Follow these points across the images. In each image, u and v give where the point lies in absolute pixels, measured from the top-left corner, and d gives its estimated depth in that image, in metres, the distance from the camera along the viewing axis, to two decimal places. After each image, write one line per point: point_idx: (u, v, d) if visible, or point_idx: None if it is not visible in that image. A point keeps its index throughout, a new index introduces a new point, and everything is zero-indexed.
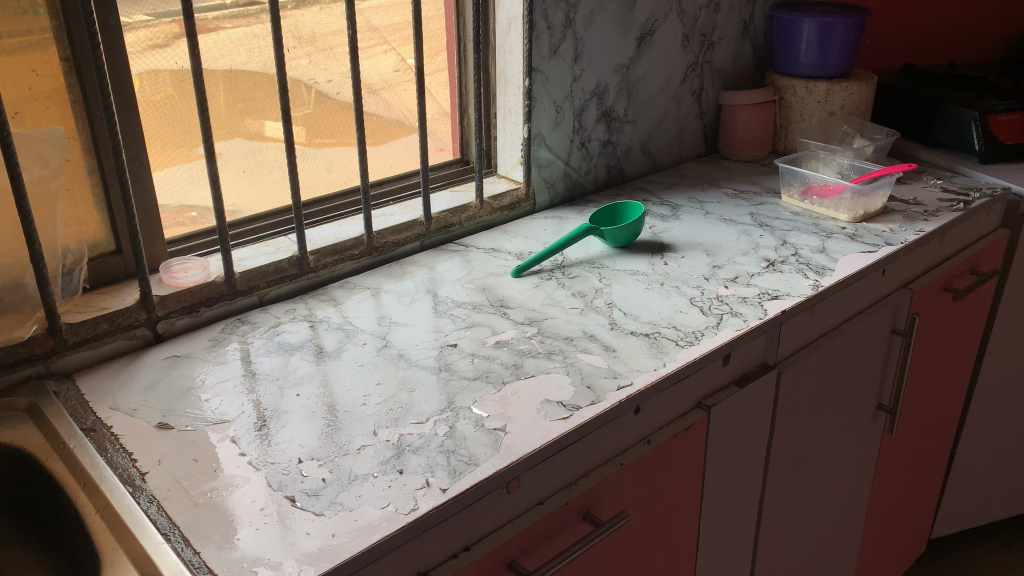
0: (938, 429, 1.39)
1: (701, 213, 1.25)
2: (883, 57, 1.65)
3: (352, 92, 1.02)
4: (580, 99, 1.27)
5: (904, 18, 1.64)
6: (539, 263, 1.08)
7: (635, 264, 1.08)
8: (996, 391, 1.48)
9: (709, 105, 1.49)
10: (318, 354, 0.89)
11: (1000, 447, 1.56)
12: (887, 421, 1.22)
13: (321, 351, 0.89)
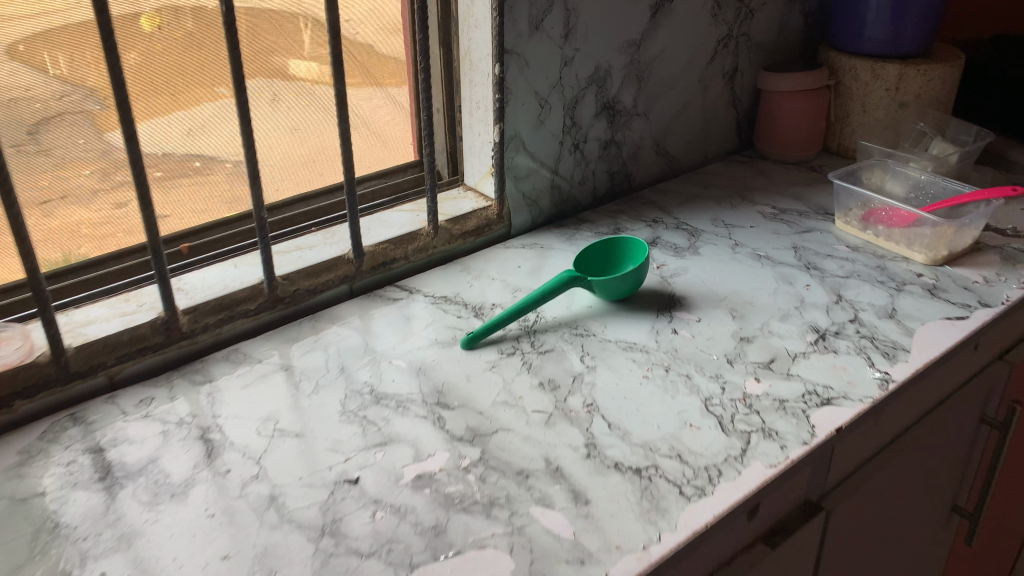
0: None
1: (727, 245, 0.94)
2: (967, 25, 1.31)
3: (238, 93, 0.72)
4: (573, 88, 0.96)
5: None
6: (505, 327, 0.79)
7: (632, 333, 0.78)
8: None
9: (745, 89, 1.17)
10: (160, 492, 0.61)
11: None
12: (960, 525, 0.93)
13: (166, 486, 0.62)
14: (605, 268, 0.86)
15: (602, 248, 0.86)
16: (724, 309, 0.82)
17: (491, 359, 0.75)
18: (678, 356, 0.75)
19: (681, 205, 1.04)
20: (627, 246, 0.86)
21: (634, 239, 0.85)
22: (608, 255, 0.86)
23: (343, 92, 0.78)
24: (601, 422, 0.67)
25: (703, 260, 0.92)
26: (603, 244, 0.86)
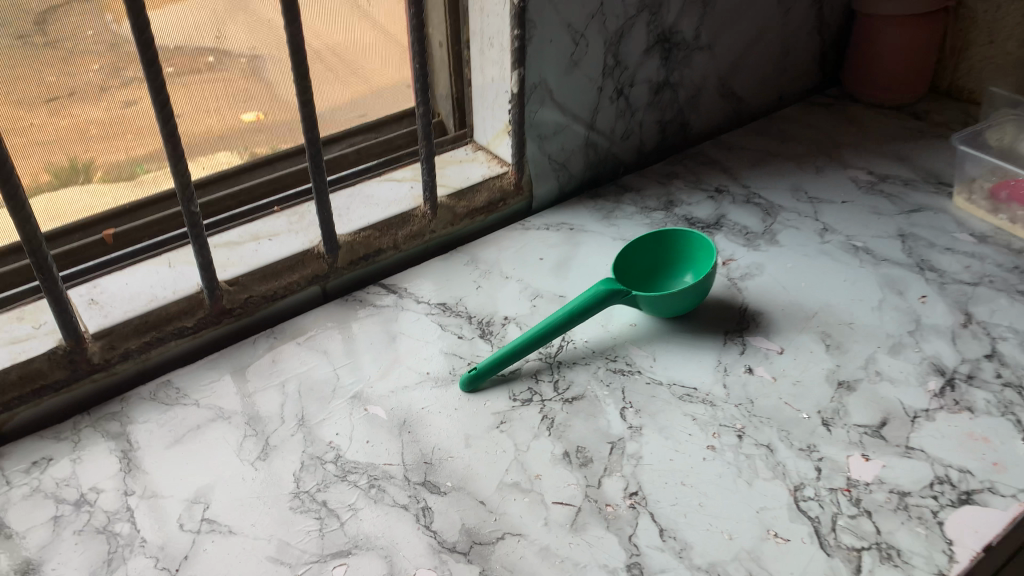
0: None
1: (813, 230, 0.73)
2: None
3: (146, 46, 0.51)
4: (618, 18, 0.72)
5: None
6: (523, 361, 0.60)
7: (690, 371, 0.59)
8: None
9: (837, 11, 0.92)
10: None
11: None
12: None
13: None
14: (656, 271, 0.65)
15: (653, 244, 0.65)
16: (813, 333, 0.62)
17: (500, 410, 0.56)
18: (753, 413, 0.55)
19: (751, 169, 0.82)
20: (687, 244, 0.65)
21: (697, 234, 0.64)
22: (662, 253, 0.65)
23: (300, 36, 0.56)
24: (649, 527, 0.48)
25: (782, 252, 0.70)
26: (655, 239, 0.65)
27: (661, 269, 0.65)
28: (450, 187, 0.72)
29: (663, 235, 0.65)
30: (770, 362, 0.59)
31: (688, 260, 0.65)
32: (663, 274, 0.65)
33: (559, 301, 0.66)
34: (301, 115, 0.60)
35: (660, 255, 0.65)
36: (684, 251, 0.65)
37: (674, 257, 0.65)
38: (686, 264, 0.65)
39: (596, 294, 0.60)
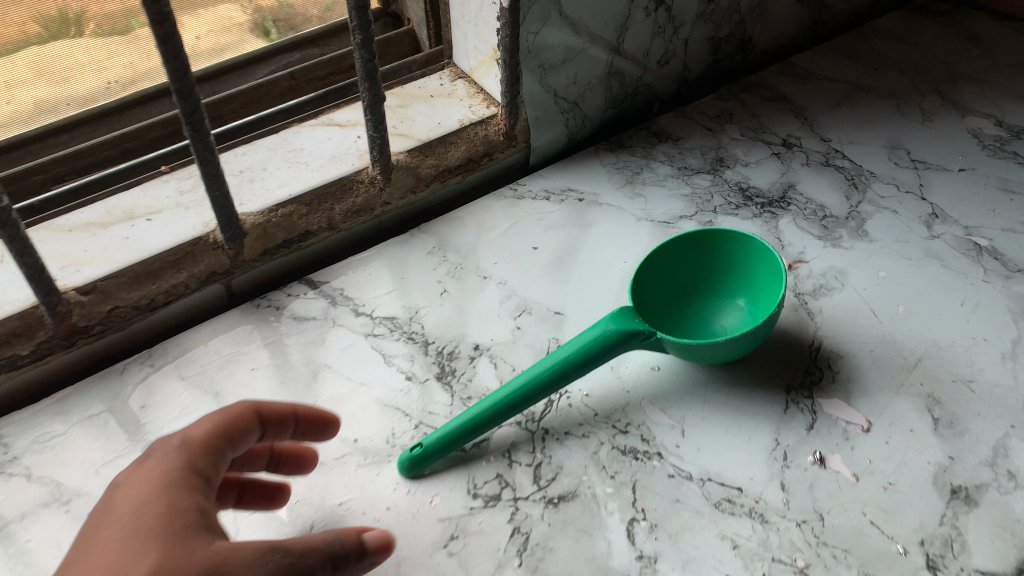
0: None
1: (918, 215, 0.52)
2: None
3: None
4: None
5: None
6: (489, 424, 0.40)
7: (732, 460, 0.40)
8: None
9: None
10: None
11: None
12: None
13: None
14: (687, 296, 0.46)
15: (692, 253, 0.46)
16: (915, 397, 0.43)
17: (452, 512, 0.39)
18: (823, 540, 0.37)
19: (832, 113, 0.60)
20: (741, 253, 0.45)
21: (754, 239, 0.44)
22: (704, 266, 0.46)
23: None
24: None
25: (875, 250, 0.50)
26: (693, 244, 0.46)
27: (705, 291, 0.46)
28: (414, 138, 0.52)
29: (704, 239, 0.46)
30: (850, 448, 0.41)
31: (744, 277, 0.46)
32: (706, 296, 0.46)
33: (553, 320, 0.47)
34: (171, 68, 0.38)
35: (702, 266, 0.46)
36: (738, 264, 0.46)
37: (723, 270, 0.46)
38: (740, 285, 0.46)
39: (603, 332, 0.41)
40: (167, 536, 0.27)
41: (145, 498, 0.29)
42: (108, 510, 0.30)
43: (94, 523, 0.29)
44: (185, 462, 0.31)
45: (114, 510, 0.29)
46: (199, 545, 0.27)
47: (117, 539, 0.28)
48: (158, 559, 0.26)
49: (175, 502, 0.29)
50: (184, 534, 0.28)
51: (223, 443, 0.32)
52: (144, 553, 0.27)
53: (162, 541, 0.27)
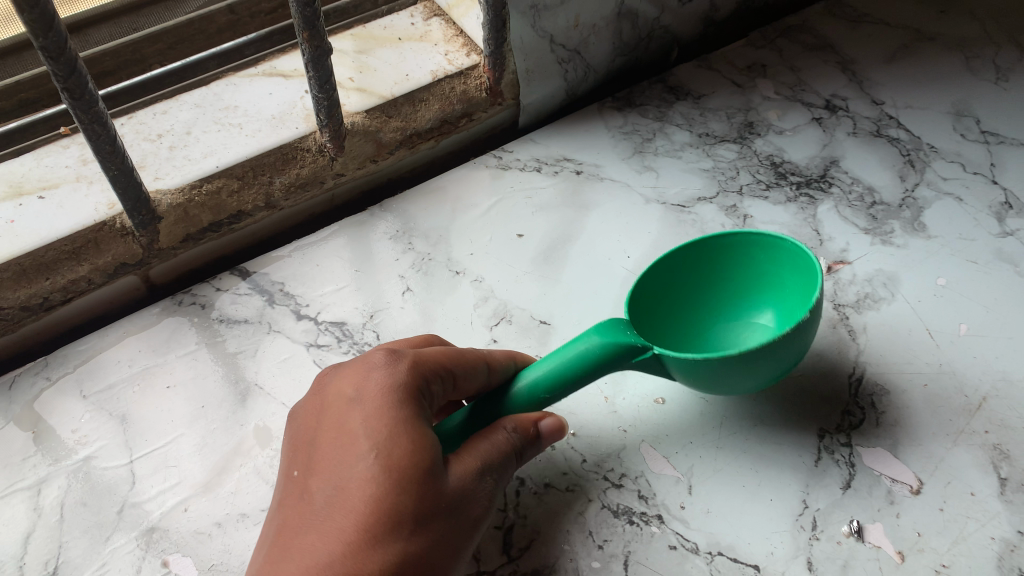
0: None
1: (988, 205, 0.43)
2: None
3: None
4: None
5: None
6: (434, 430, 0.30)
7: (748, 529, 0.33)
8: None
9: None
10: None
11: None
12: None
13: None
14: (695, 278, 0.37)
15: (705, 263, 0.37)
16: (978, 449, 0.34)
17: None
18: None
19: (885, 70, 0.50)
20: (770, 261, 0.36)
21: (786, 240, 0.35)
22: (716, 255, 0.37)
23: None
24: None
25: (931, 248, 0.41)
26: (704, 256, 0.37)
27: (721, 307, 0.37)
28: (375, 95, 0.42)
29: (719, 245, 0.36)
30: (895, 516, 0.33)
31: (776, 291, 0.36)
32: (723, 312, 0.38)
33: (538, 332, 0.38)
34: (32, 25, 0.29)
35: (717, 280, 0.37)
36: (766, 275, 0.37)
37: (746, 284, 0.37)
38: (770, 300, 0.37)
39: (583, 351, 0.31)
40: (410, 481, 0.26)
41: (386, 436, 0.26)
42: (323, 434, 0.28)
43: (308, 450, 0.28)
44: (411, 387, 0.28)
45: (338, 460, 0.26)
46: (439, 489, 0.26)
47: (344, 487, 0.26)
48: (416, 502, 0.25)
49: (422, 437, 0.27)
50: (428, 473, 0.26)
51: (431, 377, 0.29)
52: (385, 495, 0.25)
53: (410, 483, 0.26)
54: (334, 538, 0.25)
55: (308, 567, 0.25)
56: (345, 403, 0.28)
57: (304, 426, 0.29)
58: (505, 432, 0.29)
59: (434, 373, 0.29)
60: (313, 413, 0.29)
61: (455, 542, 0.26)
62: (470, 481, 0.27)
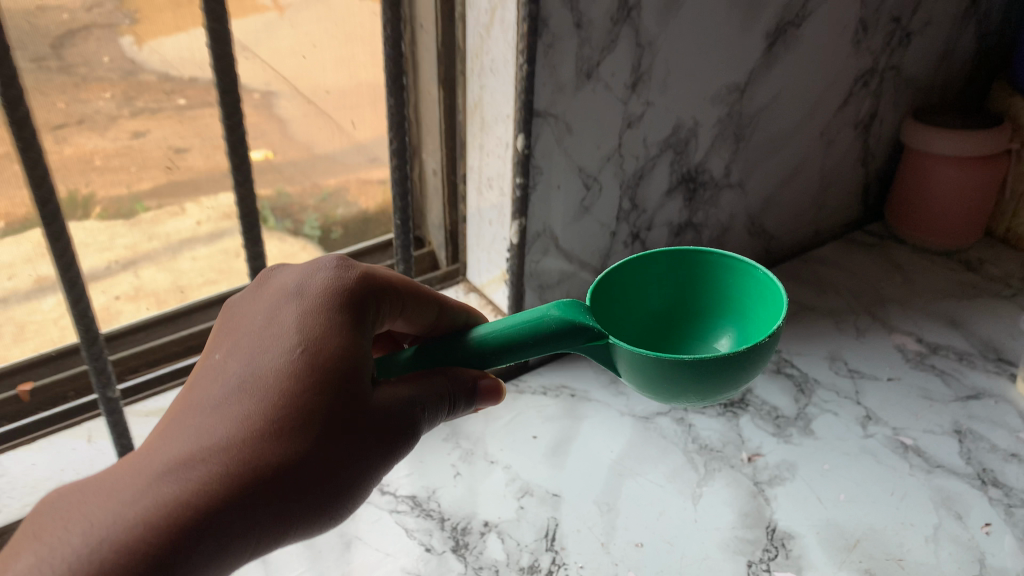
0: None
1: (855, 417, 0.63)
2: None
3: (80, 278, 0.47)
4: (638, 161, 0.63)
5: None
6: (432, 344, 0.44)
7: None
8: None
9: (882, 145, 0.82)
10: None
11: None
12: None
13: None
14: (681, 286, 0.54)
15: (688, 256, 0.53)
16: (854, 571, 0.51)
17: None
18: None
19: (781, 329, 0.72)
20: (741, 274, 0.52)
21: (757, 270, 0.50)
22: (696, 270, 0.53)
23: None
24: None
25: (819, 447, 0.60)
26: (685, 265, 0.53)
27: (699, 308, 0.54)
28: None
29: (698, 260, 0.53)
30: None
31: (738, 307, 0.52)
32: (703, 315, 0.54)
33: (551, 501, 0.55)
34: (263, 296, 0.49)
35: (698, 276, 0.53)
36: (734, 298, 0.53)
37: (718, 285, 0.53)
38: (734, 319, 0.53)
39: (543, 317, 0.43)
40: (323, 389, 0.38)
41: (317, 348, 0.39)
42: (269, 331, 0.41)
43: (251, 337, 0.41)
44: (348, 314, 0.41)
45: (272, 356, 0.39)
46: (353, 397, 0.39)
47: (272, 374, 0.38)
48: (327, 407, 0.38)
49: (347, 352, 0.40)
50: (343, 387, 0.39)
51: (371, 298, 0.43)
52: (302, 394, 0.38)
53: (326, 392, 0.38)
54: (257, 412, 0.38)
55: (232, 429, 0.37)
56: (294, 298, 0.42)
57: (250, 323, 0.42)
58: (444, 376, 0.42)
59: (381, 292, 0.44)
60: (266, 298, 0.43)
61: (352, 442, 0.38)
62: (385, 401, 0.40)
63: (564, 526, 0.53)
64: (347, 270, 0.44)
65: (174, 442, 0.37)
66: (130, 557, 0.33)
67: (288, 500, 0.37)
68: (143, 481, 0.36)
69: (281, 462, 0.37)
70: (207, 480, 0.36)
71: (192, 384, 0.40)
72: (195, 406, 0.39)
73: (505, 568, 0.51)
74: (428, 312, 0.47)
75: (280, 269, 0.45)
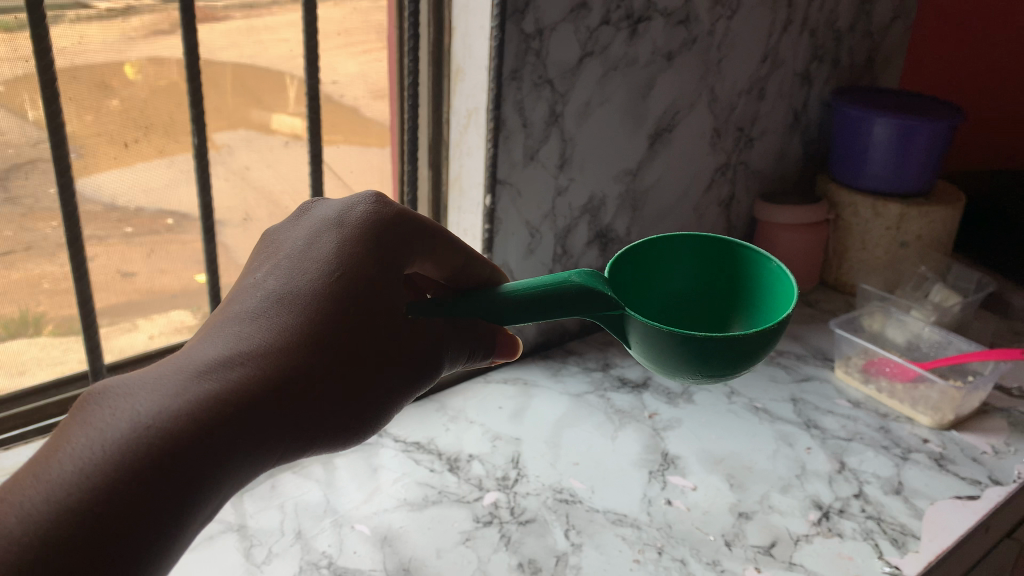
0: None
1: (723, 392, 0.89)
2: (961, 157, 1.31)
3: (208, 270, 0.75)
4: (565, 218, 0.92)
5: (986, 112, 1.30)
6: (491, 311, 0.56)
7: (621, 502, 0.71)
8: None
9: (741, 218, 1.13)
10: None
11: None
12: None
13: None
14: (717, 271, 0.66)
15: (712, 241, 0.66)
16: (720, 474, 0.76)
17: (465, 529, 0.68)
18: (671, 534, 0.68)
19: None
20: (758, 264, 0.64)
21: (771, 262, 0.62)
22: (727, 260, 0.66)
23: None
24: None
25: (698, 409, 0.86)
26: (725, 249, 0.65)
27: (726, 290, 0.66)
28: None
29: (727, 246, 0.65)
30: (685, 495, 0.73)
31: (757, 292, 0.64)
32: (738, 306, 0.65)
33: (514, 441, 0.79)
34: None
35: (718, 258, 0.66)
36: (754, 283, 0.64)
37: (738, 269, 0.65)
38: (749, 305, 0.65)
39: (565, 281, 0.55)
40: (346, 314, 0.51)
41: (348, 278, 0.52)
42: (309, 258, 0.52)
43: (292, 262, 0.53)
44: (377, 249, 0.53)
45: (310, 280, 0.51)
46: (373, 322, 0.52)
47: (311, 297, 0.51)
48: (349, 327, 0.51)
49: (372, 282, 0.52)
50: (362, 314, 0.51)
51: (401, 232, 0.55)
52: (329, 317, 0.50)
53: (349, 317, 0.51)
54: (294, 328, 0.49)
55: (271, 339, 0.49)
56: (330, 230, 0.54)
57: (289, 253, 0.53)
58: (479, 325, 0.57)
59: (410, 228, 0.56)
60: (308, 226, 0.55)
61: (359, 360, 0.51)
62: (396, 329, 0.53)
63: (523, 455, 0.77)
64: (380, 206, 0.56)
65: (229, 336, 0.49)
66: (189, 419, 0.43)
67: (299, 402, 0.48)
68: (205, 361, 0.47)
69: (303, 371, 0.49)
70: (251, 372, 0.47)
71: (235, 294, 0.52)
72: (242, 310, 0.50)
73: (485, 478, 0.74)
74: (449, 256, 0.58)
75: (318, 205, 0.58)
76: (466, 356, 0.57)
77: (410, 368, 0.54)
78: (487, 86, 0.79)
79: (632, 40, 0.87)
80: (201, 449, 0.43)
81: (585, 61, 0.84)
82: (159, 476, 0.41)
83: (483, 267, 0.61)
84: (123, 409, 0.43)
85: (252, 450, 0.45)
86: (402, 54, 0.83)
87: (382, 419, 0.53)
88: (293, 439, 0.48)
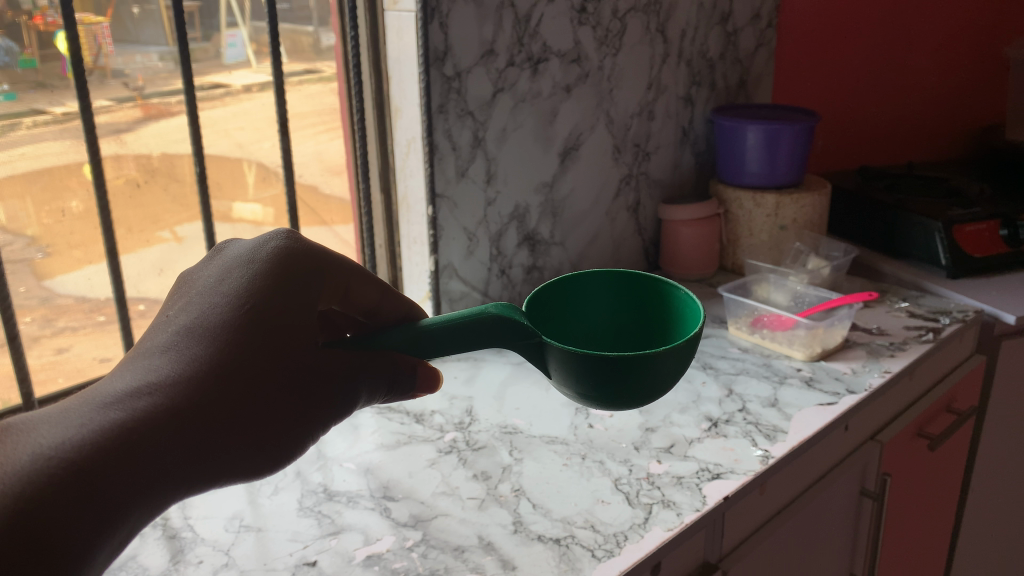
0: (926, 560, 1.26)
1: None
2: (819, 154, 1.60)
3: None
4: (496, 223, 1.12)
5: (836, 115, 1.58)
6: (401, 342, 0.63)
7: (552, 430, 0.90)
8: (985, 513, 1.34)
9: (648, 220, 1.34)
10: (174, 567, 0.72)
11: (1000, 558, 1.40)
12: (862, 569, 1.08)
13: (176, 563, 0.72)
14: (636, 300, 0.80)
15: (642, 279, 0.79)
16: None
17: (431, 457, 0.87)
18: (591, 446, 0.87)
19: None
20: (670, 295, 0.77)
21: (680, 293, 0.75)
22: (641, 293, 0.79)
23: None
24: (526, 506, 0.78)
25: None
26: (637, 286, 0.79)
27: (647, 317, 0.80)
28: None
29: (640, 281, 0.79)
30: (597, 417, 0.93)
31: (672, 327, 0.77)
32: (659, 334, 0.79)
33: (467, 399, 0.98)
34: None
35: (645, 290, 0.79)
36: (668, 310, 0.77)
37: (664, 304, 0.78)
38: (661, 327, 0.79)
39: (485, 312, 0.62)
40: (252, 341, 0.57)
41: (255, 310, 0.59)
42: (219, 294, 0.60)
43: (204, 295, 0.60)
44: (286, 282, 0.61)
45: (217, 312, 0.58)
46: (279, 349, 0.58)
47: (219, 326, 0.57)
48: (255, 355, 0.57)
49: (281, 314, 0.59)
50: (265, 342, 0.58)
51: (312, 271, 0.64)
52: (238, 344, 0.57)
53: (255, 344, 0.57)
54: (202, 354, 0.56)
55: (180, 364, 0.55)
56: (238, 268, 0.61)
57: (200, 289, 0.61)
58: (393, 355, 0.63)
59: (314, 262, 0.65)
60: (221, 264, 0.62)
61: (264, 385, 0.57)
62: (306, 355, 0.60)
63: (475, 407, 0.96)
64: (292, 241, 0.65)
65: (140, 368, 0.55)
66: (102, 440, 0.49)
67: (207, 420, 0.54)
68: (118, 392, 0.53)
69: (210, 393, 0.55)
70: (159, 399, 0.53)
71: (151, 331, 0.59)
72: (155, 345, 0.57)
73: (445, 423, 0.93)
74: (370, 291, 0.70)
75: (231, 245, 0.65)
76: (384, 390, 0.63)
77: (315, 395, 0.60)
78: (419, 119, 1.00)
79: (534, 77, 1.09)
80: (108, 472, 0.49)
81: (497, 96, 1.06)
82: (68, 497, 0.47)
83: (400, 301, 0.72)
84: (35, 438, 0.48)
85: (158, 475, 0.51)
86: (351, 102, 1.05)
87: (289, 443, 0.59)
88: (199, 464, 0.54)
